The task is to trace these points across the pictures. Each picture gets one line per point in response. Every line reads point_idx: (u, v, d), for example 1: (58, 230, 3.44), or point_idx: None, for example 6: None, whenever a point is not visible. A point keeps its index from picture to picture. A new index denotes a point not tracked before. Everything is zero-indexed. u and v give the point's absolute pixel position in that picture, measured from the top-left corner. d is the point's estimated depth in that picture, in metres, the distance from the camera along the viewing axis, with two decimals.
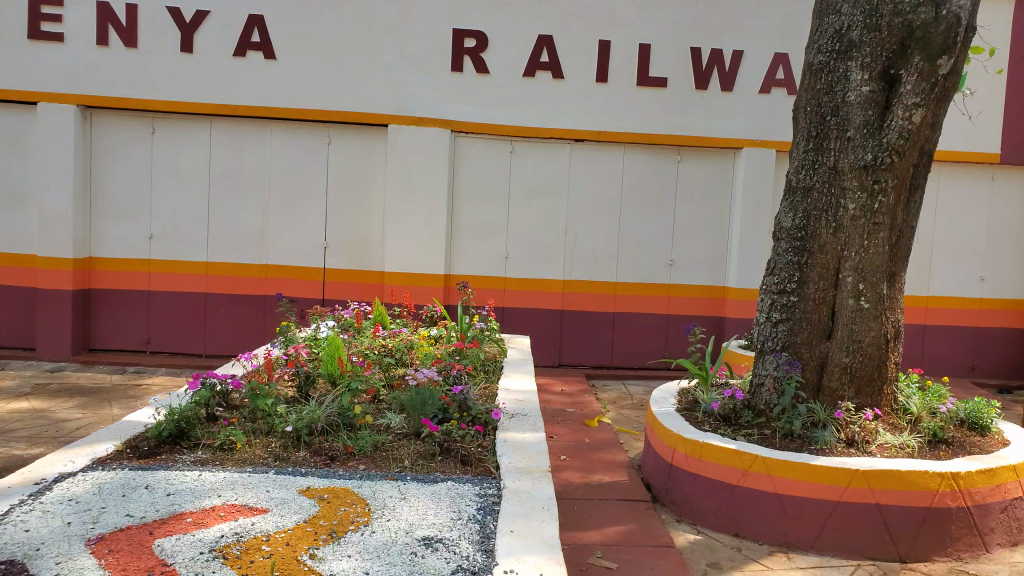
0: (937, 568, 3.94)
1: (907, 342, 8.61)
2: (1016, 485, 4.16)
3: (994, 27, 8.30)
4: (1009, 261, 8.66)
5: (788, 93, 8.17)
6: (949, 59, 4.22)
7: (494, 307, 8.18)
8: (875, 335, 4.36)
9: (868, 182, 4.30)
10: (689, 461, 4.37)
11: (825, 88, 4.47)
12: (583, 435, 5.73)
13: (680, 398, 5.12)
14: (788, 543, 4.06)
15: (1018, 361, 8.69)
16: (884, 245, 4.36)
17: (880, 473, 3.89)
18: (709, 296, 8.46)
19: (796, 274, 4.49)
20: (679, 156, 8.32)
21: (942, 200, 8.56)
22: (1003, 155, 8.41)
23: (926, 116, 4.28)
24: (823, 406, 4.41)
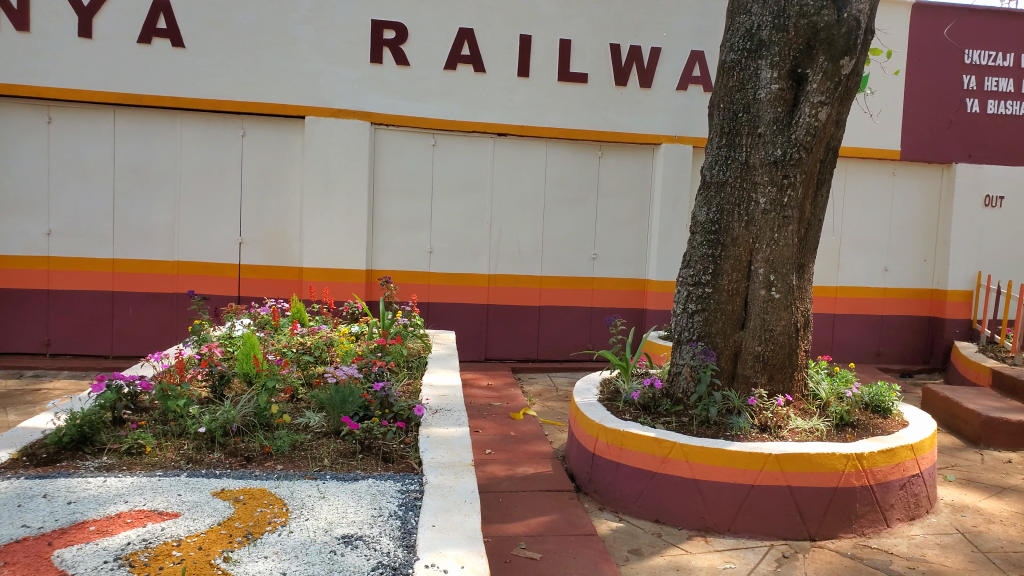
0: (844, 545, 4.13)
1: (818, 330, 8.98)
2: (914, 463, 4.42)
3: (893, 30, 8.72)
4: (910, 252, 9.13)
5: (704, 90, 8.39)
6: (852, 60, 4.41)
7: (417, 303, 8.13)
8: (786, 325, 4.54)
9: (778, 177, 4.46)
10: (611, 450, 4.45)
11: (737, 86, 4.61)
12: (507, 429, 5.76)
13: (602, 388, 5.21)
14: (705, 527, 4.18)
15: (918, 347, 9.18)
16: (793, 237, 4.52)
17: (792, 457, 4.06)
18: (631, 289, 8.63)
19: (711, 267, 4.63)
20: (600, 152, 8.44)
21: (848, 194, 8.95)
22: (903, 152, 8.87)
23: (831, 113, 4.46)
24: (738, 393, 4.56)
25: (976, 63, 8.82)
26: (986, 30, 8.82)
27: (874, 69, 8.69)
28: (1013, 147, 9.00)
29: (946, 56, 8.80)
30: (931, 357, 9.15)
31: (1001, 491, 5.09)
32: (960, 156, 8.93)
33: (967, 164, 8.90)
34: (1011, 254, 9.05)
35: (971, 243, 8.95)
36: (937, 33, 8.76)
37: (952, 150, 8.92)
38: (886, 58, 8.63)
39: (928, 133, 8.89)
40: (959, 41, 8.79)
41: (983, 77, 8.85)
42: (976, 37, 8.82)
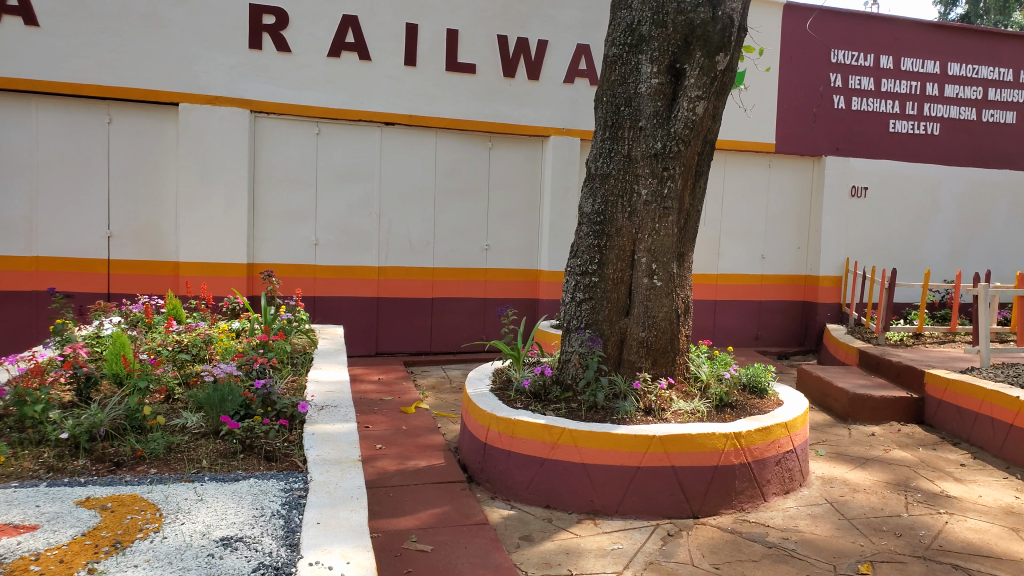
0: (725, 520, 4.33)
1: (700, 316, 9.37)
2: (787, 440, 4.68)
3: (765, 29, 9.17)
4: (785, 241, 9.65)
5: (590, 84, 8.57)
6: (726, 57, 4.60)
7: (303, 297, 7.93)
8: (667, 311, 4.70)
9: (658, 169, 4.60)
10: (502, 439, 4.49)
11: (619, 79, 4.73)
12: (398, 423, 5.72)
13: (494, 378, 5.25)
14: (594, 510, 4.29)
15: (793, 330, 9.73)
16: (673, 227, 4.69)
17: (675, 438, 4.21)
18: (523, 280, 8.73)
19: (597, 256, 4.73)
20: (490, 143, 8.47)
21: (727, 186, 9.36)
22: (776, 145, 9.34)
23: (707, 107, 4.64)
24: (624, 378, 4.70)
25: (841, 62, 9.40)
26: (849, 31, 9.41)
27: (748, 65, 9.11)
28: (875, 142, 9.64)
29: (814, 55, 9.34)
30: (805, 339, 9.72)
31: (864, 462, 5.48)
32: (829, 149, 9.49)
33: (834, 157, 9.47)
34: (874, 242, 9.72)
35: (839, 231, 9.55)
36: (805, 32, 9.27)
37: (820, 143, 9.47)
38: (759, 55, 9.06)
39: (799, 127, 9.40)
40: (825, 41, 9.35)
41: (847, 75, 9.44)
42: (840, 37, 9.39)
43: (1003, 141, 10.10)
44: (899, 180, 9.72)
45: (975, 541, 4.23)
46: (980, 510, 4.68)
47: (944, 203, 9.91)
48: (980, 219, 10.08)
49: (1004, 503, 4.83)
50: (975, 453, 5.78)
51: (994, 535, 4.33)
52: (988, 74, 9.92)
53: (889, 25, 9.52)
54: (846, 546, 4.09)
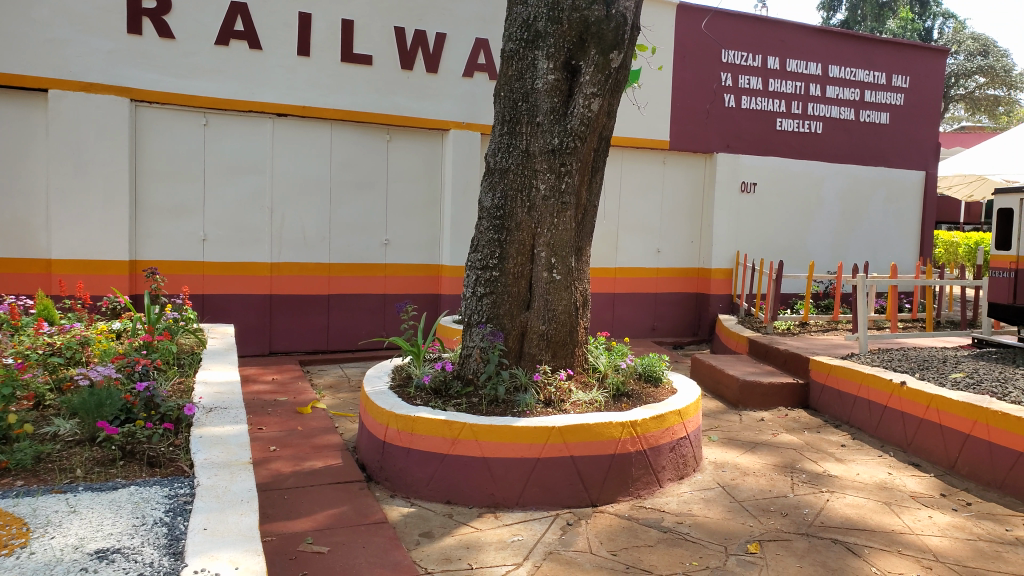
0: (622, 507, 4.43)
1: (599, 310, 9.56)
2: (681, 427, 4.84)
3: (658, 28, 9.42)
4: (680, 235, 9.96)
5: (489, 78, 8.60)
6: (619, 54, 4.70)
7: (189, 295, 7.61)
8: (567, 304, 4.77)
9: (556, 165, 4.64)
10: (401, 436, 4.44)
11: (516, 75, 4.74)
12: (293, 424, 5.57)
13: (394, 375, 5.18)
14: (494, 503, 4.30)
15: (688, 321, 10.08)
16: (571, 222, 4.75)
17: (573, 429, 4.29)
18: (423, 275, 8.67)
19: (497, 251, 4.73)
20: (388, 136, 8.36)
21: (624, 182, 9.57)
22: (671, 142, 9.62)
23: (602, 105, 4.72)
24: (524, 371, 4.73)
25: (731, 62, 9.79)
26: (738, 32, 9.80)
27: (642, 63, 9.35)
28: (763, 140, 10.07)
29: (704, 54, 9.68)
30: (699, 329, 10.09)
31: (753, 447, 5.72)
32: (720, 146, 9.85)
33: (725, 154, 9.83)
34: (763, 235, 10.18)
35: (731, 226, 9.94)
36: (697, 32, 9.60)
37: (712, 141, 9.82)
38: (651, 54, 9.32)
39: (692, 125, 9.71)
40: (716, 41, 9.71)
41: (736, 75, 9.83)
42: (730, 38, 9.77)
43: (878, 140, 10.76)
44: (785, 177, 10.21)
45: (852, 516, 4.49)
46: (857, 487, 4.98)
47: (826, 198, 10.48)
48: (859, 214, 10.71)
49: (878, 479, 5.16)
50: (854, 434, 6.15)
51: (869, 510, 4.61)
52: (865, 76, 10.55)
53: (774, 28, 9.97)
54: (736, 528, 4.27)
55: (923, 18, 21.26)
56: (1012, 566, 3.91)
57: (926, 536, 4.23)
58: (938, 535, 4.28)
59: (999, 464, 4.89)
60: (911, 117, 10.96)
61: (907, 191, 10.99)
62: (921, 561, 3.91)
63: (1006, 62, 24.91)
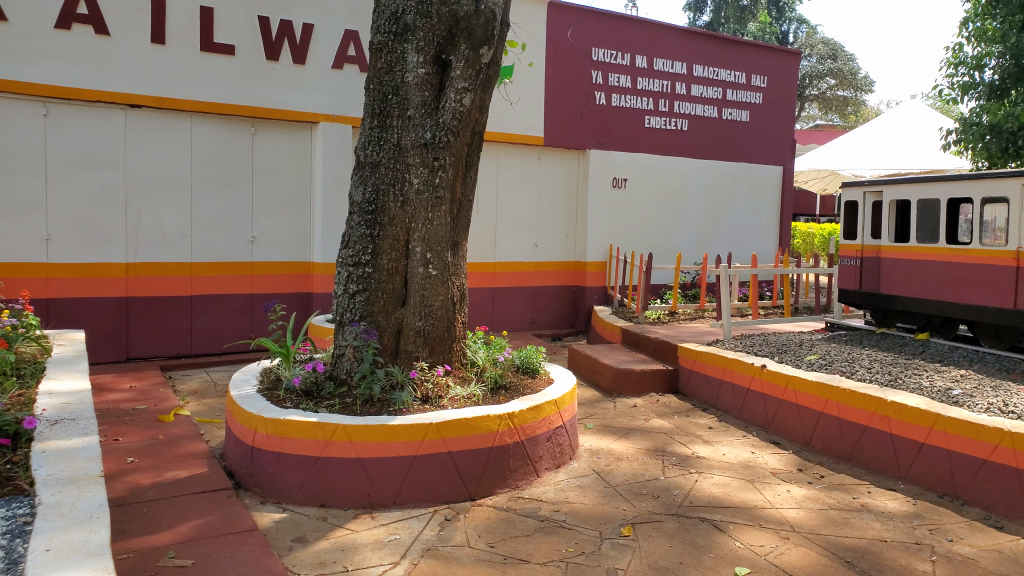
0: (500, 499, 4.47)
1: (478, 304, 9.60)
2: (557, 416, 4.95)
3: (527, 25, 9.52)
4: (555, 229, 10.15)
5: (359, 70, 8.48)
6: (490, 50, 4.72)
7: (31, 299, 7.04)
8: (443, 299, 4.75)
9: (428, 159, 4.61)
10: (270, 440, 4.29)
11: (386, 68, 4.66)
12: (153, 433, 5.28)
13: (262, 378, 5.00)
14: (371, 503, 4.23)
15: (564, 313, 10.31)
16: (446, 217, 4.74)
17: (450, 424, 4.30)
18: (294, 273, 8.44)
19: (369, 247, 4.64)
20: (253, 129, 8.07)
21: (500, 177, 9.63)
22: (545, 138, 9.77)
23: (474, 99, 4.72)
24: (400, 369, 4.68)
25: (600, 60, 10.07)
26: (608, 31, 10.09)
27: (513, 59, 9.44)
28: (633, 136, 10.43)
29: (575, 52, 9.90)
30: (576, 321, 10.35)
31: (626, 433, 5.92)
32: (592, 143, 10.11)
33: (597, 150, 10.11)
34: (635, 229, 10.55)
35: (604, 219, 10.24)
36: (566, 31, 9.80)
37: (584, 137, 10.06)
38: (522, 50, 9.42)
39: (564, 121, 9.90)
40: (585, 41, 9.96)
41: (606, 72, 10.12)
42: (599, 36, 10.04)
43: (740, 137, 11.37)
44: (654, 172, 10.61)
45: (718, 494, 4.74)
46: (723, 467, 5.26)
47: (693, 193, 10.99)
48: (723, 207, 11.29)
49: (743, 458, 5.46)
50: (721, 416, 6.48)
51: (734, 487, 4.88)
52: (727, 76, 11.12)
53: (642, 28, 10.34)
54: (610, 512, 4.41)
55: (780, 21, 22.62)
56: (858, 530, 4.23)
57: (785, 509, 4.53)
58: (795, 507, 4.58)
59: (849, 438, 5.30)
60: (770, 116, 11.64)
61: (767, 186, 11.68)
62: (780, 533, 4.17)
63: (852, 66, 27.08)
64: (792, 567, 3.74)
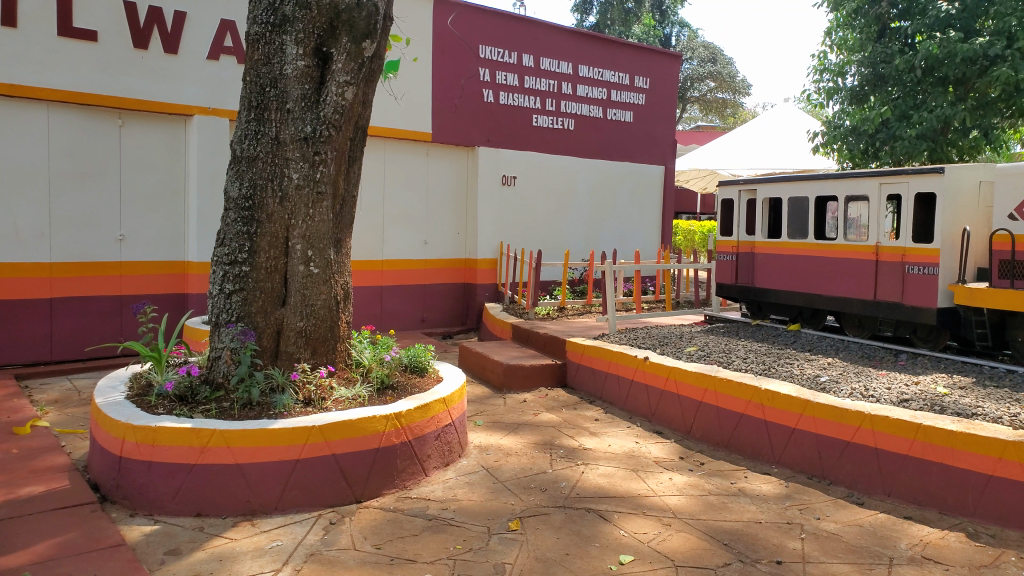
0: (386, 500, 4.42)
1: (366, 303, 9.46)
2: (446, 414, 4.94)
3: (412, 21, 9.46)
4: (445, 227, 10.13)
5: (237, 62, 8.21)
6: (373, 44, 4.63)
7: None
8: (326, 299, 4.65)
9: (309, 153, 4.49)
10: (140, 449, 4.07)
11: (263, 59, 4.50)
12: (6, 447, 4.91)
13: (131, 384, 4.74)
14: (251, 510, 4.09)
15: (455, 311, 10.32)
16: (328, 213, 4.63)
17: (335, 426, 4.22)
18: (168, 273, 8.06)
19: (247, 244, 4.48)
20: (120, 120, 7.64)
21: (388, 173, 9.52)
22: (433, 134, 9.73)
23: (357, 94, 4.63)
24: (281, 371, 4.55)
25: (488, 57, 10.13)
26: (495, 29, 10.16)
27: (398, 54, 9.36)
28: (522, 134, 10.55)
29: (462, 49, 9.92)
30: (467, 318, 10.38)
31: (515, 428, 5.99)
32: (481, 140, 10.16)
33: (486, 147, 10.17)
34: (525, 226, 10.67)
35: (494, 217, 10.31)
36: (453, 26, 9.79)
37: (473, 134, 10.10)
38: (407, 45, 9.34)
39: (453, 117, 9.90)
40: (472, 37, 9.98)
41: (494, 70, 10.20)
42: (487, 34, 10.10)
43: (625, 137, 11.72)
44: (543, 169, 10.77)
45: (604, 484, 4.87)
46: (608, 458, 5.41)
47: (581, 191, 11.23)
48: (610, 205, 11.59)
49: (627, 449, 5.63)
50: (607, 408, 6.67)
51: (619, 477, 5.02)
52: (612, 77, 11.42)
53: (529, 27, 10.49)
54: (498, 507, 4.45)
55: (663, 25, 23.49)
56: (735, 514, 4.44)
57: (666, 497, 4.70)
58: (676, 494, 4.77)
59: (726, 426, 5.56)
60: (653, 116, 12.05)
61: (649, 184, 12.06)
62: (662, 520, 4.32)
63: (730, 70, 28.45)
64: (674, 552, 3.88)
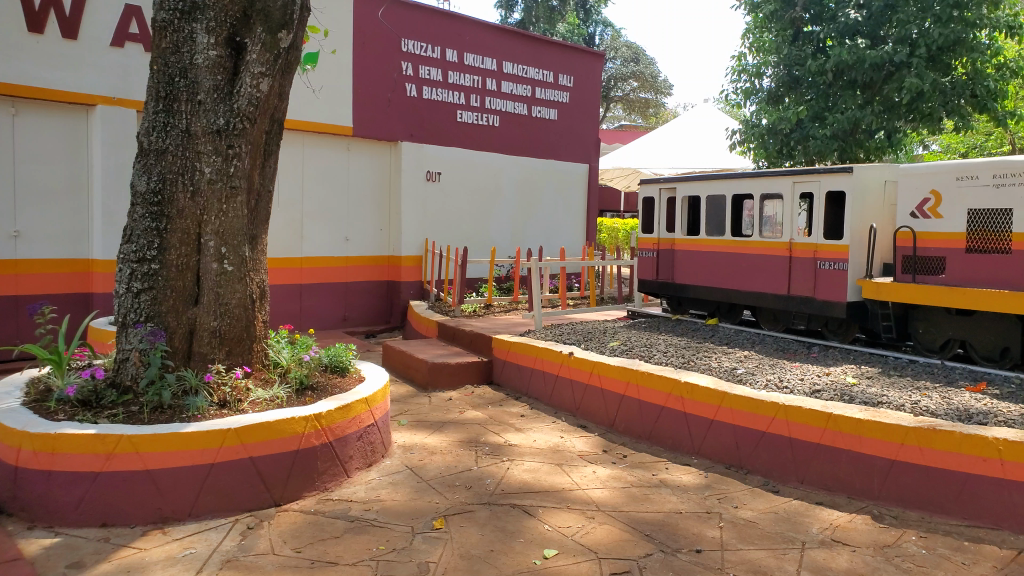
0: (307, 502, 4.32)
1: (284, 302, 9.24)
2: (368, 414, 4.86)
3: (330, 12, 9.27)
4: (367, 224, 9.98)
5: (143, 49, 7.89)
6: (288, 34, 4.51)
7: None
8: (241, 297, 4.51)
9: (222, 147, 4.33)
10: (39, 458, 3.84)
11: (171, 47, 4.30)
12: None
13: (28, 389, 4.47)
14: (162, 518, 3.92)
15: (378, 309, 10.19)
16: (243, 209, 4.48)
17: (251, 428, 4.08)
18: (69, 271, 7.66)
19: (156, 241, 4.28)
20: (14, 109, 7.22)
21: (306, 168, 9.31)
22: (354, 129, 9.57)
23: (273, 86, 4.49)
24: (194, 372, 4.37)
25: (410, 51, 10.02)
26: (417, 23, 10.06)
27: (315, 46, 9.12)
28: (446, 130, 10.49)
29: (384, 42, 9.79)
30: (391, 316, 10.26)
31: (440, 426, 5.95)
32: (404, 135, 10.04)
33: (409, 143, 10.06)
34: (450, 223, 10.62)
35: (418, 213, 10.22)
36: (374, 19, 9.65)
37: (396, 129, 9.97)
38: (324, 36, 9.13)
39: (376, 112, 9.76)
40: (394, 30, 9.85)
41: (417, 65, 10.09)
42: (409, 28, 9.99)
43: (549, 135, 11.79)
44: (468, 166, 10.74)
45: (529, 480, 4.89)
46: (533, 453, 5.43)
47: (506, 188, 11.25)
48: (535, 203, 11.66)
49: (552, 443, 5.67)
50: (532, 404, 6.70)
51: (543, 472, 5.05)
52: (535, 74, 11.47)
53: (452, 22, 10.42)
54: (422, 506, 4.40)
55: (587, 23, 23.81)
56: (656, 504, 4.53)
57: (590, 490, 4.75)
58: (600, 487, 4.82)
59: (648, 419, 5.66)
60: (577, 114, 12.16)
61: (574, 182, 12.17)
62: (585, 513, 4.36)
63: (652, 70, 29.06)
64: (597, 545, 3.93)
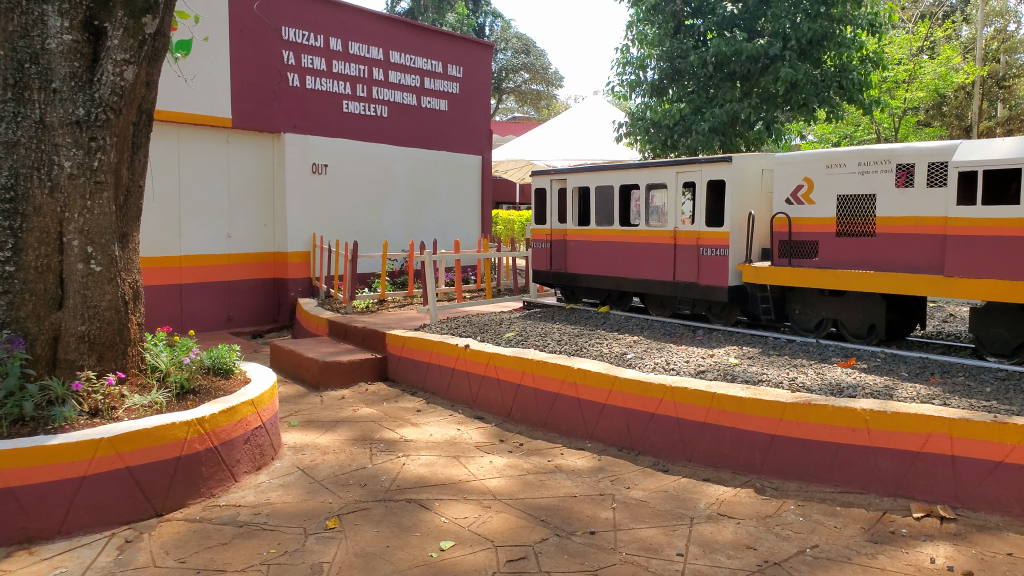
0: (192, 510, 4.15)
1: (162, 303, 8.84)
2: (254, 416, 4.70)
3: None
4: (251, 219, 9.65)
5: None
6: (153, 19, 4.25)
7: None
8: (111, 299, 4.28)
9: (82, 139, 4.08)
10: None
11: (19, 31, 3.95)
12: None
13: None
14: (28, 537, 3.67)
15: (266, 308, 9.89)
16: (110, 205, 4.25)
17: (127, 436, 3.88)
18: None
19: (10, 241, 3.97)
20: None
21: (183, 161, 8.90)
22: (233, 120, 9.22)
23: (138, 73, 4.25)
24: (60, 381, 4.07)
25: (292, 40, 9.71)
26: (298, 10, 9.77)
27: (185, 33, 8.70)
28: (333, 121, 10.26)
29: (264, 29, 9.45)
30: (280, 315, 9.98)
31: (333, 425, 5.83)
32: (288, 126, 9.74)
33: (293, 134, 9.77)
34: (341, 216, 10.41)
35: (306, 207, 9.97)
36: (249, 5, 9.30)
37: (279, 119, 9.65)
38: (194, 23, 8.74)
39: (257, 102, 9.43)
40: (274, 18, 9.54)
41: (299, 53, 9.80)
42: (290, 15, 9.68)
43: (440, 125, 11.73)
44: (357, 157, 10.56)
45: (425, 474, 4.87)
46: (430, 447, 5.41)
47: (397, 180, 11.12)
48: (428, 194, 11.59)
49: (449, 436, 5.66)
50: (428, 398, 6.68)
51: (440, 465, 5.04)
52: (424, 64, 11.36)
53: (335, 10, 10.17)
54: (315, 507, 4.31)
55: (475, 15, 24.15)
56: (551, 490, 4.62)
57: (487, 480, 4.78)
58: (497, 476, 4.86)
59: (543, 406, 5.76)
60: (467, 105, 12.14)
61: (466, 173, 12.17)
62: (481, 503, 4.39)
63: (544, 61, 29.43)
64: (493, 534, 3.96)
